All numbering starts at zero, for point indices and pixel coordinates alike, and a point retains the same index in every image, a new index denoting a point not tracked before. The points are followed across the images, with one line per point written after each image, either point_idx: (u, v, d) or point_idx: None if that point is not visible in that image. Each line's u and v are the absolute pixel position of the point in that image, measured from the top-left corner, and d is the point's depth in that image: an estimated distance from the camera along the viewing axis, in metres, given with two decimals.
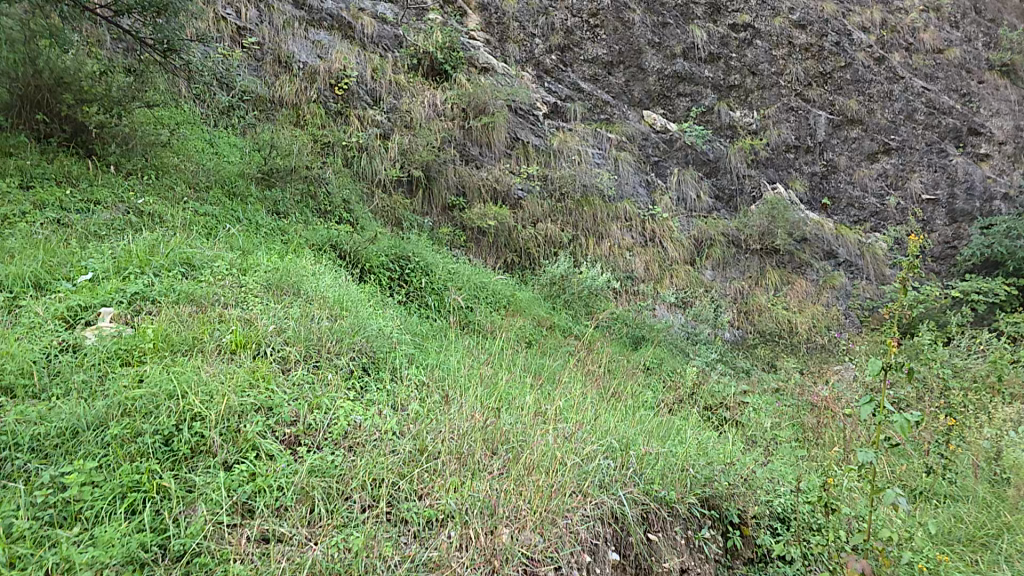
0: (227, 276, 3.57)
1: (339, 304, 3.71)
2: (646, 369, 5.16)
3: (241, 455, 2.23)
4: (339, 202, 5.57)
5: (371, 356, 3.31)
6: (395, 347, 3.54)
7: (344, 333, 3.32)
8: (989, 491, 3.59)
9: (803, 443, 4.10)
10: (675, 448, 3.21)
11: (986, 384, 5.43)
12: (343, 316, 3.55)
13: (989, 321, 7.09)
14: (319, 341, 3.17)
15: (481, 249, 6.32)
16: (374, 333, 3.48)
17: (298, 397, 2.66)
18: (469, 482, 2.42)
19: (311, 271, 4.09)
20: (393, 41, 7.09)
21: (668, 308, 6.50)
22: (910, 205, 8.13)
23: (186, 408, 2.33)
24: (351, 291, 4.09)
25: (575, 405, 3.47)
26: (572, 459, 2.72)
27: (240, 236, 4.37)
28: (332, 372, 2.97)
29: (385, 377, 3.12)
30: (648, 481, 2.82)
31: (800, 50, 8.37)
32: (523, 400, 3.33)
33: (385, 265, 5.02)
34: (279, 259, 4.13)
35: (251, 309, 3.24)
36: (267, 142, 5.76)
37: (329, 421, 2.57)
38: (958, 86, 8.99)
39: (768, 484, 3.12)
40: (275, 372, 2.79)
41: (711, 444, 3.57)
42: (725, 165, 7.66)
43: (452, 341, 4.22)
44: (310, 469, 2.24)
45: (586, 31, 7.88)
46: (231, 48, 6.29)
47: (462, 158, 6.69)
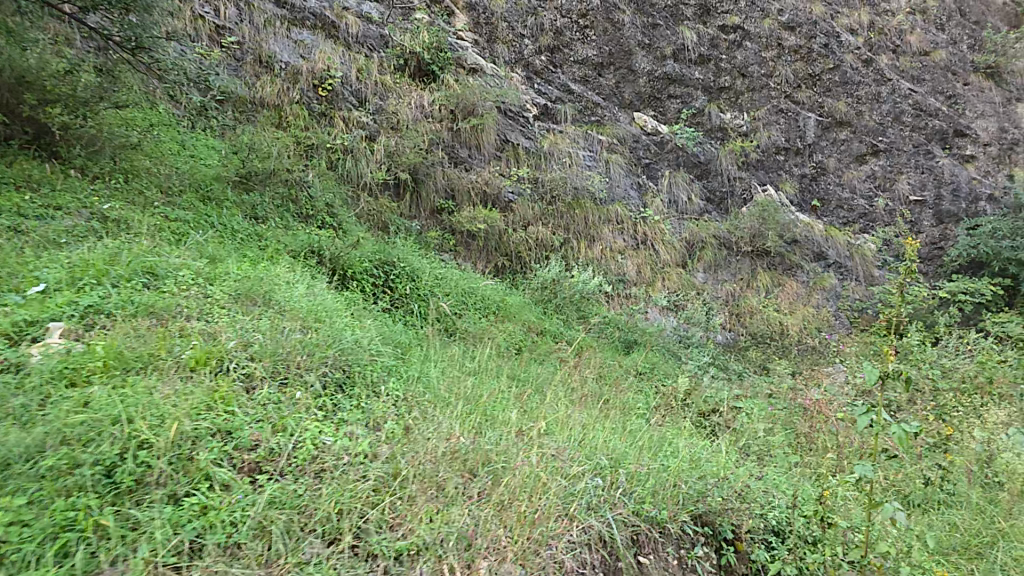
0: (193, 285, 3.49)
1: (311, 314, 3.62)
2: (637, 374, 5.10)
3: (192, 486, 2.10)
4: (322, 206, 5.43)
5: (345, 371, 3.21)
6: (371, 359, 3.44)
7: (315, 347, 3.22)
8: (983, 497, 3.64)
9: (797, 449, 4.08)
10: (668, 461, 3.16)
11: (975, 385, 5.46)
12: (317, 328, 3.48)
13: (976, 321, 7.17)
14: (288, 355, 3.08)
15: (470, 253, 6.20)
16: (349, 345, 3.39)
17: (262, 418, 2.56)
18: (446, 510, 2.30)
19: (285, 281, 4.00)
20: (379, 40, 6.91)
21: (661, 311, 6.45)
22: (898, 206, 8.18)
23: (133, 435, 2.19)
24: (325, 300, 3.99)
25: (562, 419, 3.37)
26: (555, 479, 2.62)
27: (212, 242, 4.26)
28: (300, 389, 2.87)
29: (359, 394, 3.02)
30: (638, 500, 2.72)
31: (789, 52, 8.39)
32: (505, 416, 3.24)
33: (368, 271, 4.88)
34: (252, 268, 4.03)
35: (216, 322, 3.15)
36: (246, 145, 5.58)
37: (294, 444, 2.46)
38: (944, 89, 9.09)
39: (764, 497, 3.00)
40: (237, 391, 2.68)
41: (705, 454, 3.49)
42: (716, 167, 7.64)
43: (435, 351, 4.13)
44: (269, 501, 2.12)
45: (576, 31, 7.79)
46: (209, 47, 6.08)
47: (450, 160, 6.55)
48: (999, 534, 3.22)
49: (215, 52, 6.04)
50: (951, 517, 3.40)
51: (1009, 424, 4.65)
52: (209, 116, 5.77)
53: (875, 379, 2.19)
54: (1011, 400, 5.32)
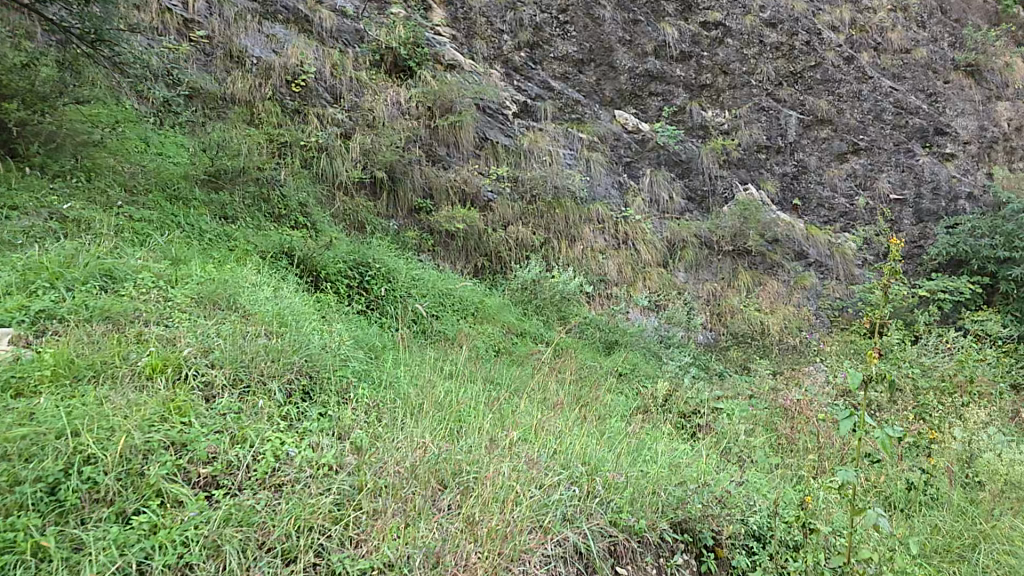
0: (153, 289, 3.26)
1: (277, 318, 3.38)
2: (618, 375, 5.05)
3: (142, 504, 1.90)
4: (295, 206, 5.28)
5: (312, 377, 3.01)
6: (341, 365, 3.22)
7: (280, 353, 3.00)
8: (962, 497, 3.61)
9: (776, 450, 4.02)
10: (643, 468, 3.04)
11: (954, 384, 5.45)
12: (282, 332, 3.24)
13: (953, 319, 7.24)
14: (251, 362, 2.85)
15: (449, 254, 6.08)
16: (316, 351, 3.16)
17: (219, 430, 2.35)
18: (412, 526, 2.12)
19: (251, 283, 3.77)
20: (354, 35, 6.77)
21: (642, 312, 6.41)
22: (879, 204, 8.20)
23: (78, 449, 1.98)
24: (293, 303, 3.75)
25: (530, 423, 3.23)
26: (530, 489, 2.48)
27: (176, 242, 4.04)
28: (262, 398, 2.65)
29: (327, 402, 2.82)
30: (616, 509, 2.61)
31: (770, 49, 8.34)
32: (481, 422, 3.08)
33: (343, 273, 4.72)
34: (218, 269, 3.81)
35: (177, 327, 2.93)
36: (215, 143, 5.43)
37: (254, 457, 2.26)
38: (925, 86, 9.10)
39: (745, 501, 2.95)
40: (195, 401, 2.46)
41: (679, 458, 3.40)
42: (698, 165, 7.58)
43: (411, 355, 3.98)
44: (225, 517, 1.92)
45: (556, 27, 7.68)
46: (178, 42, 5.90)
47: (428, 159, 6.42)
48: (980, 535, 3.20)
49: (184, 46, 5.85)
50: (931, 519, 3.36)
51: (986, 424, 4.64)
52: (178, 113, 5.60)
53: (860, 381, 2.12)
54: (989, 398, 5.33)
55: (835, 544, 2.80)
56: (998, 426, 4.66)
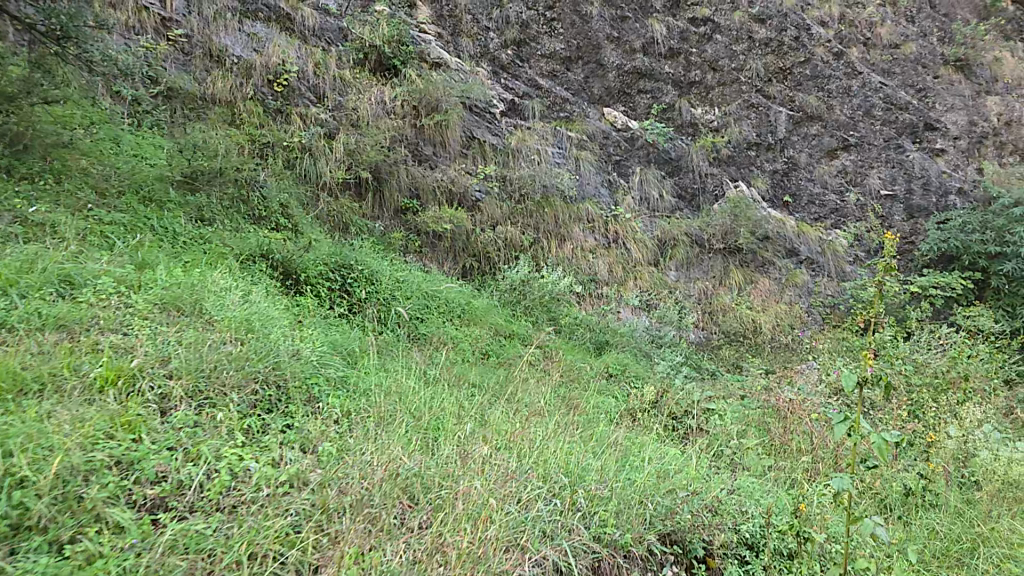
0: (114, 295, 3.14)
1: (246, 325, 3.28)
2: (608, 376, 4.98)
3: (78, 531, 1.78)
4: (276, 208, 5.16)
5: (280, 387, 2.92)
6: (312, 372, 3.15)
7: (245, 362, 2.90)
8: (961, 499, 3.53)
9: (770, 452, 3.95)
10: (630, 475, 2.94)
11: (947, 381, 5.40)
12: (250, 339, 3.14)
13: (945, 315, 7.22)
14: (213, 371, 2.76)
15: (437, 255, 5.98)
16: (285, 358, 3.06)
17: (170, 446, 2.25)
18: (378, 550, 2.02)
19: (220, 287, 3.65)
20: (337, 34, 6.66)
21: (632, 311, 6.33)
22: (870, 201, 8.17)
23: (9, 471, 1.84)
24: (263, 308, 3.65)
25: (510, 429, 3.13)
26: (505, 506, 2.38)
27: (145, 246, 3.91)
28: (221, 410, 2.56)
29: (293, 412, 2.75)
30: (600, 523, 2.52)
31: (759, 45, 8.30)
32: (459, 431, 2.99)
33: (324, 275, 4.60)
34: (187, 274, 3.69)
35: (136, 334, 2.83)
36: (192, 144, 5.22)
37: (206, 476, 2.17)
38: (914, 82, 9.08)
39: (738, 508, 2.88)
40: (148, 415, 2.37)
41: (666, 463, 3.29)
42: (687, 163, 7.51)
43: (393, 360, 3.87)
44: (170, 544, 1.81)
45: (543, 24, 7.59)
46: (155, 42, 5.76)
47: (414, 159, 6.32)
48: (978, 539, 3.13)
49: (161, 46, 5.71)
50: (928, 521, 3.27)
51: (982, 422, 4.58)
52: (156, 115, 5.46)
53: (853, 383, 2.12)
54: (983, 396, 5.29)
55: (832, 552, 2.69)
56: (992, 424, 4.62)
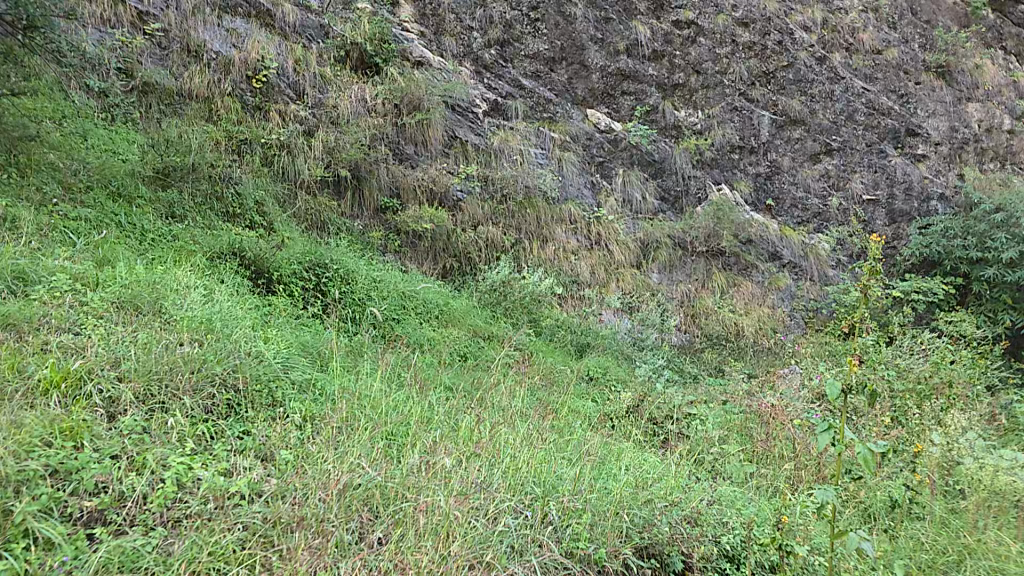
0: (68, 293, 2.98)
1: (206, 325, 3.05)
2: (588, 379, 4.86)
3: (2, 548, 1.63)
4: (251, 206, 5.03)
5: (239, 390, 2.67)
6: (275, 375, 2.88)
7: (201, 363, 2.66)
8: (943, 508, 3.40)
9: (751, 459, 3.85)
10: (603, 482, 2.76)
11: (930, 387, 5.34)
12: (210, 340, 2.90)
13: (927, 320, 7.25)
14: (167, 373, 2.54)
15: (417, 255, 5.84)
16: (245, 362, 2.80)
17: (114, 454, 2.08)
18: (331, 570, 1.85)
19: (183, 286, 3.46)
20: (318, 31, 6.61)
21: (615, 313, 6.22)
22: (852, 205, 8.19)
23: None
24: (228, 308, 3.41)
25: (478, 434, 2.83)
26: (471, 518, 2.21)
27: (108, 243, 3.78)
28: (173, 415, 2.36)
29: (251, 419, 2.52)
30: (573, 536, 2.35)
31: (743, 49, 8.33)
32: (423, 437, 2.69)
33: (297, 274, 4.33)
34: (149, 271, 3.53)
35: (88, 334, 2.66)
36: (168, 142, 5.14)
37: (151, 485, 2.00)
38: (896, 87, 9.15)
39: (718, 518, 2.72)
40: (93, 420, 2.19)
41: (650, 471, 3.10)
42: (671, 166, 7.50)
43: (368, 359, 3.60)
44: (103, 564, 1.67)
45: (527, 24, 7.57)
46: (131, 35, 5.67)
47: (395, 157, 6.23)
48: (964, 550, 2.95)
49: (137, 40, 5.62)
50: (912, 532, 3.17)
51: (969, 429, 4.46)
52: (131, 110, 5.34)
53: (838, 390, 2.10)
54: (967, 402, 5.22)
55: (814, 564, 2.49)
56: (978, 430, 4.53)
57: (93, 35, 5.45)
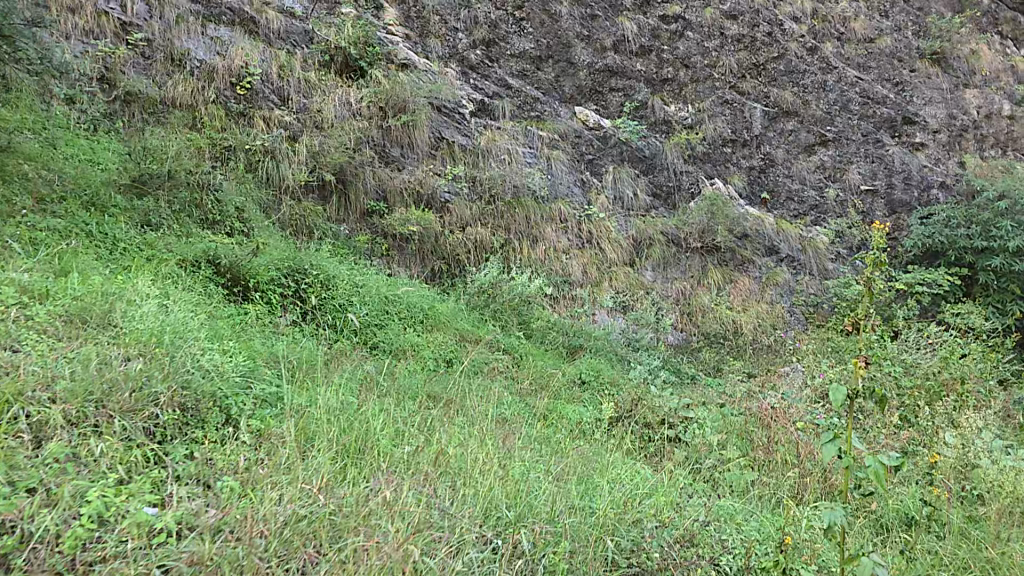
0: (13, 306, 2.48)
1: (154, 339, 2.56)
2: (580, 383, 4.57)
3: None
4: (231, 212, 4.84)
5: (190, 409, 2.25)
6: (232, 389, 2.46)
7: (143, 379, 2.23)
8: (962, 517, 3.20)
9: (752, 464, 3.65)
10: (584, 503, 2.42)
11: (940, 382, 5.11)
12: (162, 355, 2.44)
13: (934, 313, 6.99)
14: (110, 392, 2.10)
15: (404, 258, 5.68)
16: (197, 377, 2.37)
17: (30, 489, 1.63)
18: None
19: (145, 295, 3.02)
20: (303, 36, 6.60)
21: (608, 313, 6.04)
22: (850, 197, 8.04)
23: None
24: (192, 319, 2.99)
25: (455, 452, 2.52)
26: (424, 555, 1.82)
27: (72, 253, 3.43)
28: (105, 440, 1.92)
29: (203, 439, 2.11)
30: (548, 569, 1.99)
31: (732, 42, 8.26)
32: (389, 458, 2.35)
33: (276, 281, 4.09)
34: (110, 281, 3.12)
35: (28, 351, 2.17)
36: (145, 149, 4.97)
37: (69, 522, 1.56)
38: (891, 76, 9.01)
39: (716, 536, 2.43)
40: (12, 447, 1.73)
41: (641, 484, 2.81)
42: (662, 162, 7.38)
43: (347, 369, 3.34)
44: None
45: (512, 24, 7.55)
46: (114, 46, 5.66)
47: (381, 160, 6.14)
48: (989, 566, 2.73)
49: (120, 50, 5.61)
50: (929, 544, 2.95)
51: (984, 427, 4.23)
52: (114, 119, 5.29)
53: (843, 398, 2.08)
54: (982, 398, 4.97)
55: None
56: (995, 429, 4.27)
57: (76, 48, 5.45)
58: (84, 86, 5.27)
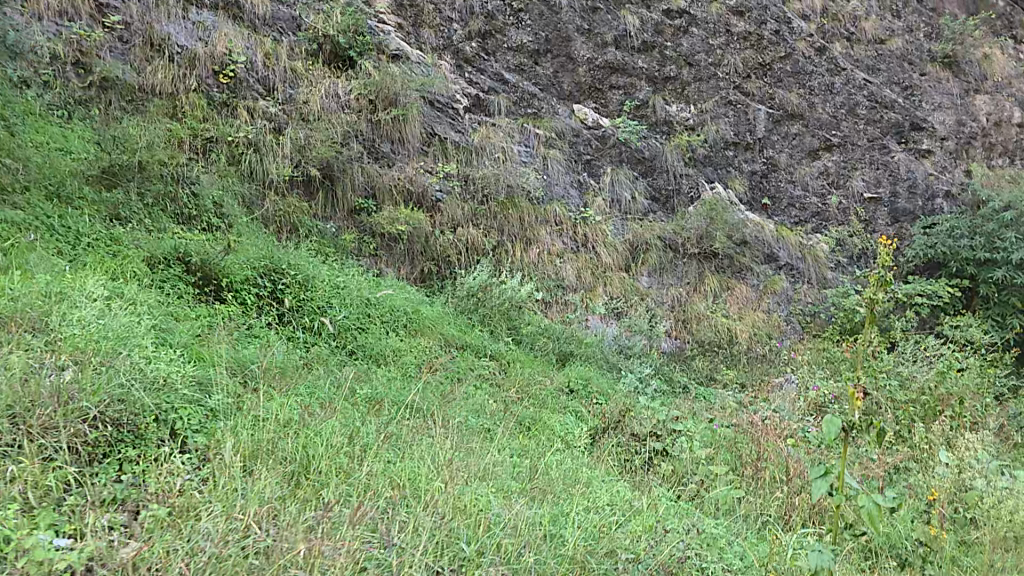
0: None
1: (94, 344, 2.34)
2: (569, 393, 4.42)
3: None
4: (208, 206, 4.62)
5: (128, 427, 2.05)
6: (179, 400, 2.26)
7: (71, 392, 2.02)
8: (957, 545, 3.09)
9: (740, 479, 3.52)
10: (552, 531, 2.25)
11: (935, 398, 5.00)
12: (101, 363, 2.23)
13: (932, 324, 6.88)
14: (31, 408, 1.90)
15: (392, 258, 5.48)
16: (135, 390, 2.15)
17: None
18: None
19: (96, 295, 2.82)
20: (290, 23, 6.31)
21: (601, 319, 5.89)
22: (852, 204, 7.88)
23: None
24: (144, 322, 2.78)
25: (418, 473, 2.35)
26: None
27: (26, 247, 3.21)
28: (19, 461, 1.73)
29: (140, 461, 1.92)
30: None
31: (738, 39, 7.99)
32: (345, 481, 2.17)
33: (251, 281, 3.91)
34: (62, 279, 2.92)
35: None
36: (116, 139, 4.73)
37: None
38: (900, 79, 8.77)
39: (698, 562, 2.35)
40: None
41: (618, 508, 2.66)
42: (661, 163, 7.17)
43: (322, 378, 3.19)
44: None
45: (510, 16, 7.26)
46: (90, 28, 5.38)
47: (370, 156, 5.90)
48: None
49: (96, 33, 5.33)
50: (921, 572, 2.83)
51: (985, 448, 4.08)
52: (89, 105, 5.01)
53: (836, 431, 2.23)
54: (977, 416, 4.88)
55: None
56: (993, 449, 4.15)
57: (49, 29, 5.17)
58: (56, 70, 5.01)
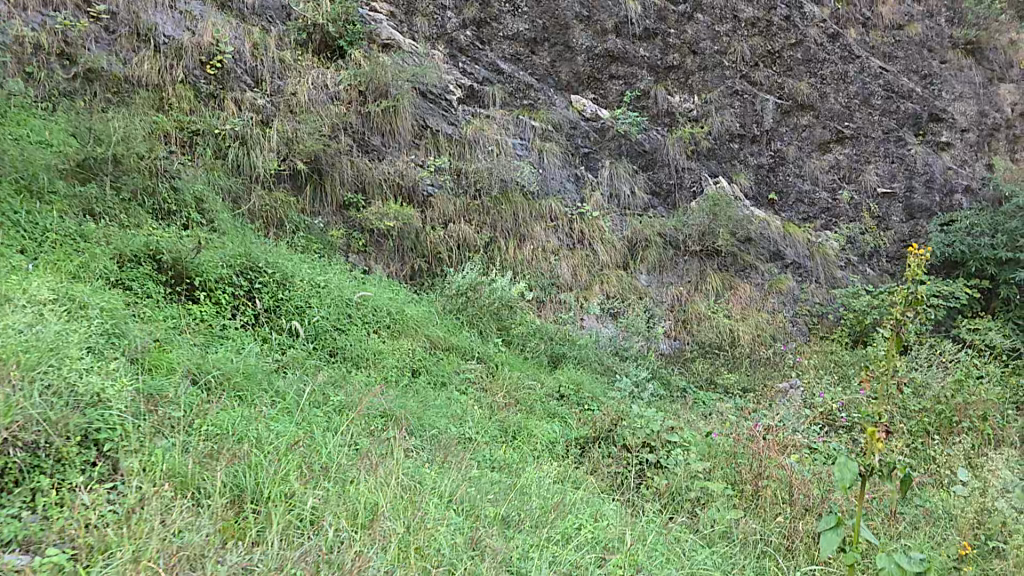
0: None
1: (18, 353, 2.10)
2: (558, 398, 4.23)
3: None
4: (188, 201, 4.49)
5: (47, 450, 1.86)
6: (113, 418, 2.09)
7: None
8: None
9: (740, 495, 3.32)
10: (518, 569, 2.02)
11: (953, 407, 4.70)
12: (23, 378, 2.00)
13: (948, 326, 6.58)
14: None
15: (382, 255, 5.33)
16: (57, 410, 1.97)
17: None
18: None
19: (38, 302, 2.64)
20: (279, 12, 6.15)
21: (596, 320, 5.68)
22: (864, 199, 7.55)
23: None
24: (94, 331, 2.62)
25: (373, 500, 2.11)
26: None
27: None
28: None
29: (53, 491, 1.75)
30: None
31: (746, 26, 7.63)
32: (287, 513, 1.95)
33: (227, 280, 3.78)
34: (10, 280, 2.77)
35: None
36: (92, 131, 4.55)
37: None
38: (919, 67, 8.35)
39: None
40: None
41: (597, 534, 2.41)
42: (662, 157, 6.92)
43: (292, 384, 3.04)
44: None
45: (506, 2, 7.00)
46: (76, 18, 5.25)
47: (360, 149, 5.73)
48: None
49: (81, 23, 5.20)
50: None
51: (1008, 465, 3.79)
52: (73, 98, 4.88)
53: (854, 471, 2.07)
54: (997, 428, 4.59)
55: None
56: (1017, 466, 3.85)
57: (34, 20, 5.05)
58: (41, 62, 4.91)
